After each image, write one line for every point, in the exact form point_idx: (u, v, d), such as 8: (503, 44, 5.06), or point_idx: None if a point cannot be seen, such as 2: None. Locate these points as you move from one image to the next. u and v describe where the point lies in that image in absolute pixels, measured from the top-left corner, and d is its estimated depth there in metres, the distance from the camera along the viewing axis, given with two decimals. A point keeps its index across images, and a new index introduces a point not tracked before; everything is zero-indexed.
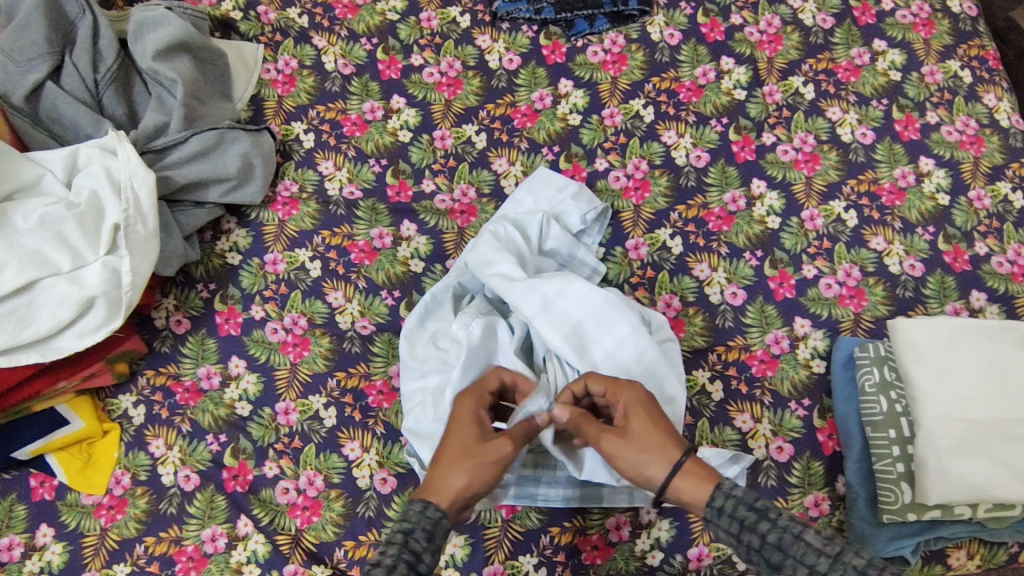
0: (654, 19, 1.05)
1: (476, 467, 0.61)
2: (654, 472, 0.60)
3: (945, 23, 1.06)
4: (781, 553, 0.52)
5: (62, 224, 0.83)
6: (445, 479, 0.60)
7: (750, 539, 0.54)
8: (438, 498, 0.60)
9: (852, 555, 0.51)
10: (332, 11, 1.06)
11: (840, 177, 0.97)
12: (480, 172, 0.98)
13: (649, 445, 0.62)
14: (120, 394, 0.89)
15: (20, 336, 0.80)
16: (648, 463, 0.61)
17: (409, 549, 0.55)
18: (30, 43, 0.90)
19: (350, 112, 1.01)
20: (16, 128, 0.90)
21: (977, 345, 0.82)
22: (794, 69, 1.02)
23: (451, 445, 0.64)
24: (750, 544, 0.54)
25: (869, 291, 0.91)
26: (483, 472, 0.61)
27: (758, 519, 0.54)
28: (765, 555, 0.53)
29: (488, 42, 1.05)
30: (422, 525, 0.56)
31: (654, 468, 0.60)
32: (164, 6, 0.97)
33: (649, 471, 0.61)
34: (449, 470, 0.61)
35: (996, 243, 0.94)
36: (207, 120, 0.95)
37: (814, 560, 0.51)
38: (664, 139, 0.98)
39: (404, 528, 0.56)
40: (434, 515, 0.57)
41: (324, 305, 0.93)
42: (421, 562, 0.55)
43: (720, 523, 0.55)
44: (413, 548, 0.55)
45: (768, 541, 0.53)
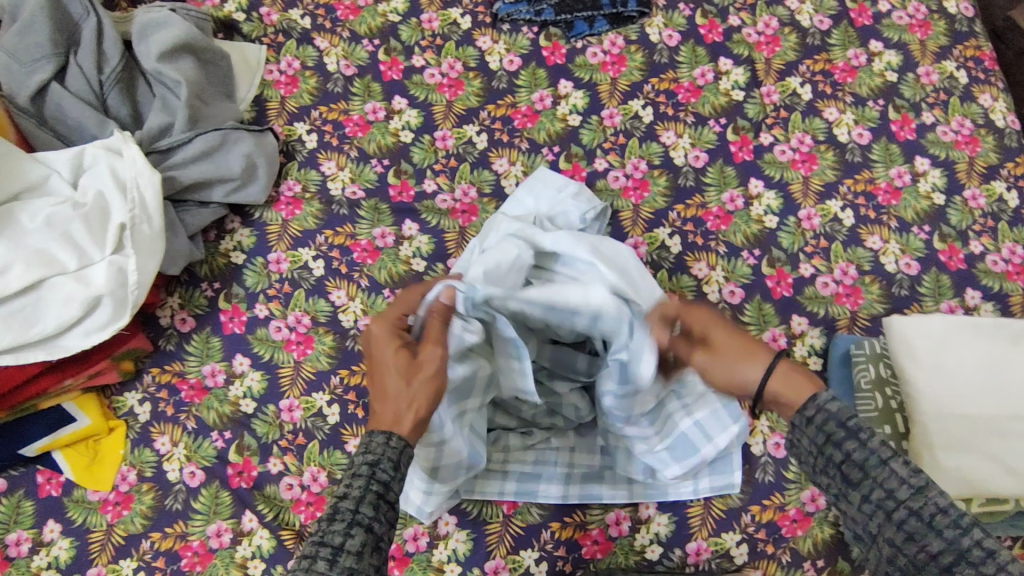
0: (653, 20, 1.06)
1: (413, 396, 0.64)
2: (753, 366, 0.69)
3: (941, 24, 1.07)
4: (863, 472, 0.57)
5: (69, 224, 0.84)
6: (396, 408, 0.64)
7: (833, 453, 0.59)
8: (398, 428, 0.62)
9: (936, 491, 0.54)
10: (334, 13, 1.07)
11: (837, 177, 0.98)
12: (481, 172, 0.99)
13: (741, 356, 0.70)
14: (126, 392, 0.91)
15: (27, 334, 0.82)
16: (749, 365, 0.69)
17: (378, 479, 0.57)
18: (34, 44, 0.92)
19: (352, 113, 1.02)
20: (22, 129, 0.91)
21: (968, 341, 0.84)
22: (791, 70, 1.03)
23: (383, 369, 0.67)
24: (832, 458, 0.59)
25: (865, 289, 0.92)
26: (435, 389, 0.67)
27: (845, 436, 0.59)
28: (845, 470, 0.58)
29: (489, 43, 1.06)
30: (387, 457, 0.59)
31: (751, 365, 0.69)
32: (168, 7, 0.98)
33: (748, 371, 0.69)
34: (394, 399, 0.64)
35: (990, 242, 0.95)
36: (211, 121, 0.96)
37: (894, 486, 0.55)
38: (663, 139, 0.99)
39: (370, 461, 0.59)
40: (398, 445, 0.61)
41: (327, 303, 0.94)
42: (391, 491, 0.58)
43: (807, 431, 0.62)
44: (382, 478, 0.58)
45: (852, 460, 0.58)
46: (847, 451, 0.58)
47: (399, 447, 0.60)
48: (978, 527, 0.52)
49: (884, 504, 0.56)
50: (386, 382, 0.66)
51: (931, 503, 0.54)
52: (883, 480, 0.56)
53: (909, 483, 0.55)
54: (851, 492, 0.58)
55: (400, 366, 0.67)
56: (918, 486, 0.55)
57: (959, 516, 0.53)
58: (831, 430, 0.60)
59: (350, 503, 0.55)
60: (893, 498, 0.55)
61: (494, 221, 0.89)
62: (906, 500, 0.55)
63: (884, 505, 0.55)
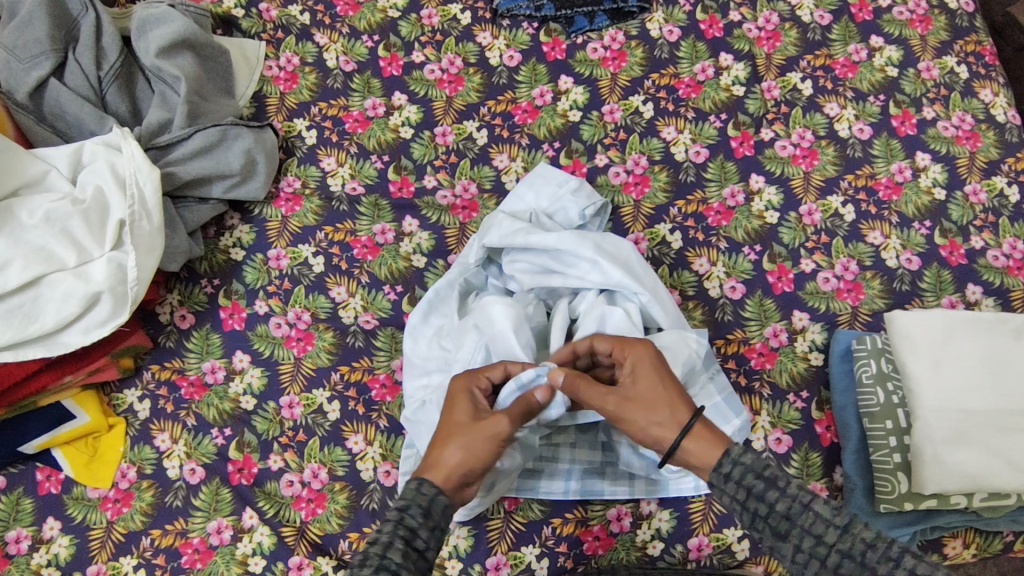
0: (653, 16, 1.06)
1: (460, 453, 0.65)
2: (662, 433, 0.65)
3: (942, 18, 1.07)
4: (789, 522, 0.57)
5: (68, 220, 0.83)
6: (445, 457, 0.65)
7: (757, 507, 0.58)
8: (431, 476, 0.64)
9: (861, 527, 0.56)
10: (334, 8, 1.07)
11: (838, 173, 0.98)
12: (481, 168, 0.99)
13: (656, 406, 0.65)
14: (125, 389, 0.91)
15: (27, 330, 0.81)
16: (663, 417, 0.65)
17: (404, 525, 0.59)
18: (33, 40, 0.91)
19: (352, 108, 1.02)
20: (20, 125, 0.90)
21: (971, 335, 0.84)
22: (792, 65, 1.03)
23: (450, 422, 0.69)
24: (758, 512, 0.58)
25: (866, 284, 0.92)
26: (479, 450, 0.65)
27: (765, 488, 0.58)
28: (772, 522, 0.57)
29: (489, 39, 1.05)
30: (416, 502, 0.61)
31: (663, 430, 0.65)
32: (166, 3, 0.98)
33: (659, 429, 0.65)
34: (443, 452, 0.66)
35: (992, 237, 0.95)
36: (210, 117, 0.96)
37: (822, 531, 0.55)
38: (664, 135, 0.99)
39: (399, 507, 0.61)
40: (428, 491, 0.62)
41: (328, 300, 0.94)
42: (418, 538, 0.59)
43: (726, 489, 0.60)
44: (409, 524, 0.59)
45: (776, 510, 0.57)
46: (770, 502, 0.57)
47: (429, 495, 0.61)
48: (909, 555, 0.53)
49: (816, 553, 0.55)
50: (452, 431, 0.67)
51: (858, 540, 0.55)
52: (809, 526, 0.56)
53: (834, 524, 0.56)
54: (783, 546, 0.57)
55: (465, 425, 0.68)
56: (843, 526, 0.56)
57: (886, 548, 0.54)
58: (750, 484, 0.59)
59: (378, 549, 0.57)
60: (824, 543, 0.55)
61: (494, 218, 0.90)
62: (836, 543, 0.55)
63: (816, 554, 0.55)
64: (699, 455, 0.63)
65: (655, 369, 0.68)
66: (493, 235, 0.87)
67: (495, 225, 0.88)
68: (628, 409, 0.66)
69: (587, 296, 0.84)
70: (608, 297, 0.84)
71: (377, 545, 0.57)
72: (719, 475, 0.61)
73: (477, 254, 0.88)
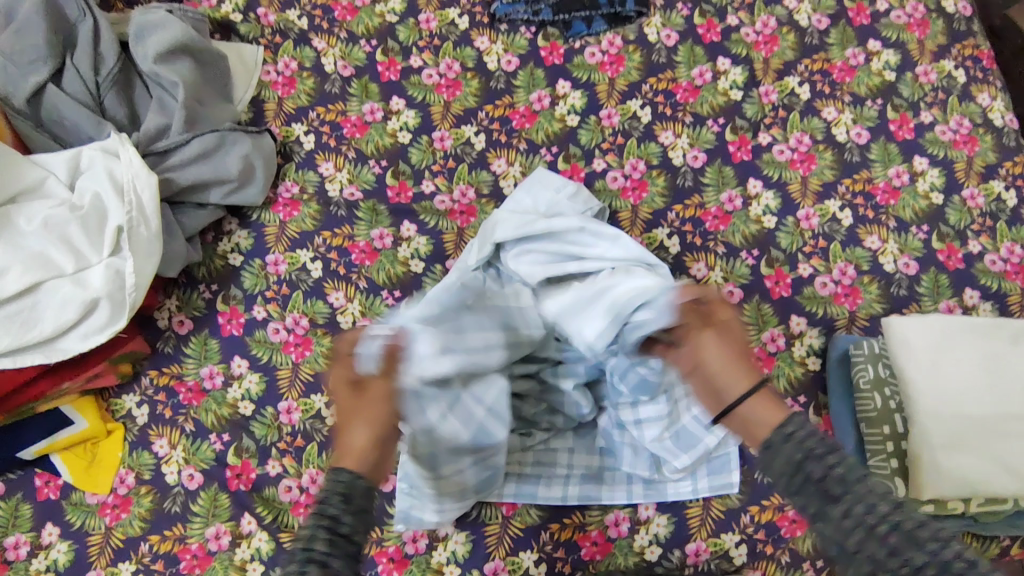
0: (651, 20, 1.05)
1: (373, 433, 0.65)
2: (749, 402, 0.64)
3: (940, 22, 1.06)
4: (845, 485, 0.53)
5: (66, 227, 0.83)
6: (359, 435, 0.65)
7: (812, 468, 0.55)
8: (343, 460, 0.62)
9: None
10: (331, 13, 1.06)
11: (836, 177, 0.98)
12: (480, 172, 0.99)
13: (738, 368, 0.67)
14: (124, 395, 0.91)
15: (25, 337, 0.81)
16: (742, 376, 0.66)
17: (327, 515, 0.55)
18: (30, 45, 0.91)
19: (350, 113, 1.01)
20: (18, 131, 0.90)
21: (968, 340, 0.83)
22: (790, 69, 1.03)
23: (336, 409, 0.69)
24: (811, 474, 0.55)
25: (864, 289, 0.93)
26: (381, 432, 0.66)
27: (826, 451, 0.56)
28: (826, 485, 0.54)
29: (486, 43, 1.05)
30: (337, 488, 0.58)
31: (736, 383, 0.66)
32: (164, 9, 0.97)
33: (732, 386, 0.66)
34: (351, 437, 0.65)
35: (989, 241, 0.95)
36: (208, 122, 0.95)
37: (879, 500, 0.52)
38: (661, 140, 0.99)
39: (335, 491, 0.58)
40: (346, 477, 0.59)
41: (326, 305, 0.94)
42: (342, 525, 0.55)
43: (786, 448, 0.58)
44: (330, 513, 0.56)
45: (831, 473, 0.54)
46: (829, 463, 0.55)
47: (347, 482, 0.59)
48: None
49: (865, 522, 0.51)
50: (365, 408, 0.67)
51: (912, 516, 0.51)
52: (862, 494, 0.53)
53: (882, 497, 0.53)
54: (830, 510, 0.53)
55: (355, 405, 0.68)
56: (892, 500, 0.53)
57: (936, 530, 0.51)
58: (809, 446, 0.57)
59: (302, 543, 0.53)
60: (875, 512, 0.51)
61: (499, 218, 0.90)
62: (887, 513, 0.51)
63: (864, 522, 0.51)
64: (763, 415, 0.63)
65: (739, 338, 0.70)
66: (504, 228, 0.88)
67: (502, 223, 0.89)
68: (730, 368, 0.67)
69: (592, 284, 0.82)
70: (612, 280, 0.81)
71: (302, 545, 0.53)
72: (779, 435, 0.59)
73: (484, 251, 0.88)
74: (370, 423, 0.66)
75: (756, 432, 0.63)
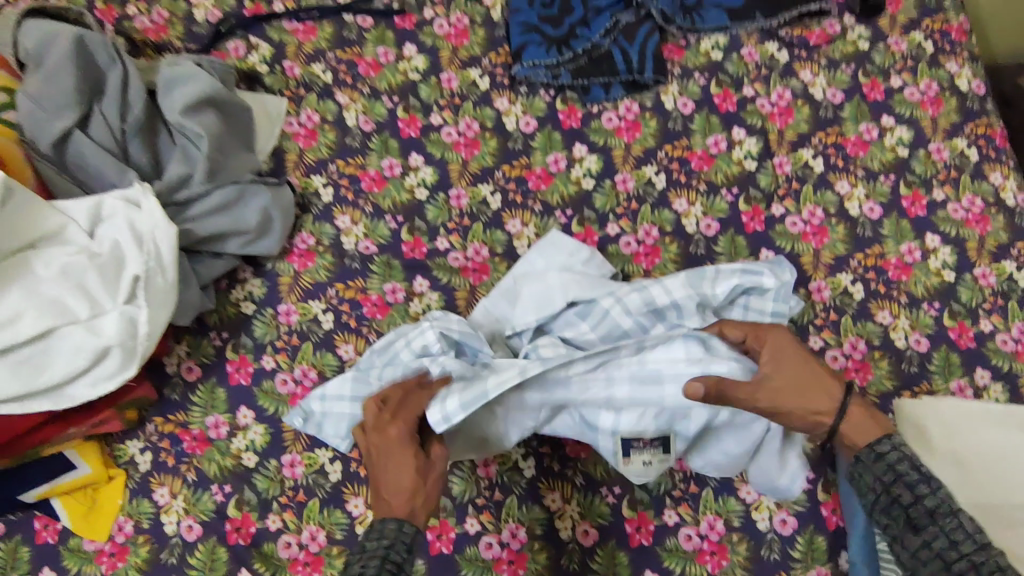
0: (668, 88, 1.06)
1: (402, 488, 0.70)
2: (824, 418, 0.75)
3: (953, 100, 1.05)
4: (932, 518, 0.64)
5: (83, 274, 0.84)
6: (391, 480, 0.71)
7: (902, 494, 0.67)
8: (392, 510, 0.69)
9: None
10: (356, 68, 1.07)
11: (848, 251, 0.98)
12: (494, 232, 0.99)
13: (808, 389, 0.75)
14: (128, 440, 0.92)
15: (35, 382, 0.82)
16: (813, 402, 0.75)
17: None
18: (59, 91, 0.90)
19: (369, 168, 1.02)
20: (42, 175, 0.91)
21: (987, 430, 0.82)
22: (804, 141, 1.03)
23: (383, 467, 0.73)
24: (901, 499, 0.66)
25: (875, 365, 0.93)
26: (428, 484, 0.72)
27: (918, 481, 0.67)
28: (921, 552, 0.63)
29: (506, 104, 1.05)
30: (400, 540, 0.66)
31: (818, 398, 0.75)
32: (193, 62, 0.98)
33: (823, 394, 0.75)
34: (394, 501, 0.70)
35: (1000, 321, 0.95)
36: (229, 173, 0.95)
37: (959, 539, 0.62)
38: (675, 207, 1.00)
39: (384, 544, 0.65)
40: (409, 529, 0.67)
41: (335, 357, 0.94)
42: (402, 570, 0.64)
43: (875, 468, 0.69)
44: None
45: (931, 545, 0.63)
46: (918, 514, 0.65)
47: (393, 532, 0.67)
48: None
49: (945, 555, 0.62)
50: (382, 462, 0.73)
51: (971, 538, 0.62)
52: (946, 529, 0.63)
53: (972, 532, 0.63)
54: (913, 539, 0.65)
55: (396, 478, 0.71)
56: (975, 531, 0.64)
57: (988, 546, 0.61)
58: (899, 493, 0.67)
59: None
60: (955, 550, 0.62)
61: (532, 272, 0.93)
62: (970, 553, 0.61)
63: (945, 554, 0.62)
64: (865, 433, 0.74)
65: (790, 350, 0.78)
66: (536, 287, 0.91)
67: (543, 282, 0.91)
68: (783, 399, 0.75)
69: (650, 318, 0.85)
70: (671, 315, 0.84)
71: None
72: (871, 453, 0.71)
73: (527, 310, 0.90)
74: (390, 465, 0.72)
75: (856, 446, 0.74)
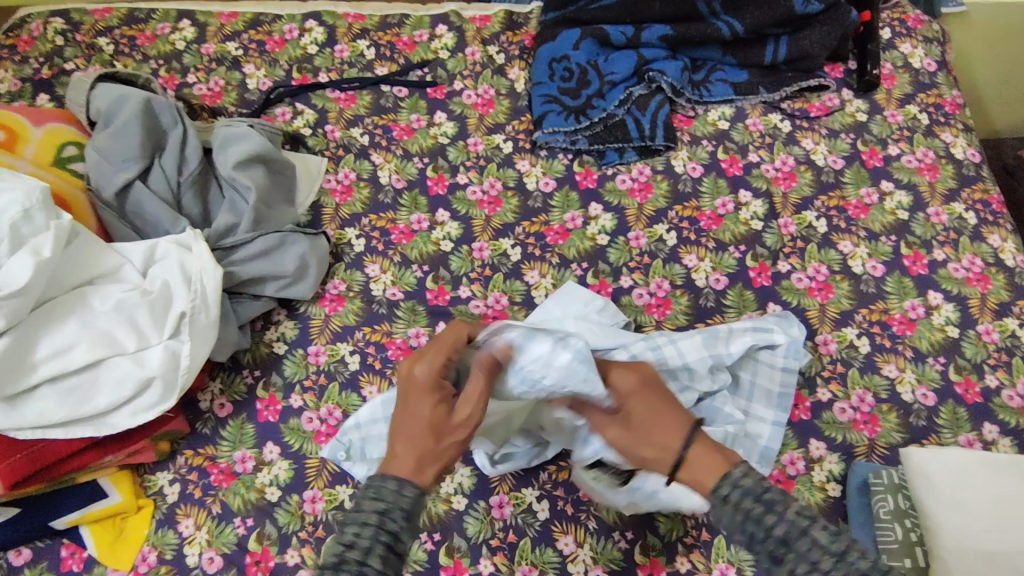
0: (678, 154, 1.14)
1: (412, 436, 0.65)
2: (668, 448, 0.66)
3: (949, 168, 1.12)
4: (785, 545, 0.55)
5: (135, 309, 0.90)
6: (400, 445, 0.65)
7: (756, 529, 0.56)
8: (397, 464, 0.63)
9: None
10: (390, 133, 1.17)
11: (853, 306, 1.02)
12: (513, 282, 1.05)
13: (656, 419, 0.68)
14: (159, 472, 0.95)
15: (81, 410, 0.87)
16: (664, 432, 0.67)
17: (386, 529, 0.57)
18: (125, 147, 1.01)
19: (399, 222, 1.10)
20: (103, 220, 1.00)
21: (992, 479, 0.83)
22: (807, 204, 1.10)
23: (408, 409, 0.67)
24: (756, 536, 0.56)
25: (883, 417, 0.94)
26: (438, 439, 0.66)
27: (762, 512, 0.56)
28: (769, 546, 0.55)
29: (527, 166, 1.14)
30: (397, 507, 0.58)
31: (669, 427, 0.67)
32: (246, 124, 1.08)
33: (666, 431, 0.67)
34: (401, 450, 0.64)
35: (1006, 376, 0.97)
36: (272, 223, 1.04)
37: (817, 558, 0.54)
38: (686, 262, 1.05)
39: (379, 508, 0.58)
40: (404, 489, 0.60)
41: (359, 397, 0.98)
42: (398, 543, 0.57)
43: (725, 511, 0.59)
44: (390, 527, 0.57)
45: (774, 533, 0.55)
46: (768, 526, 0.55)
47: (387, 498, 0.59)
48: None
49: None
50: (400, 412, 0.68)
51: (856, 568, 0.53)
52: (805, 552, 0.54)
53: (830, 551, 0.54)
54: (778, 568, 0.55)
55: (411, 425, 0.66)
56: (839, 553, 0.54)
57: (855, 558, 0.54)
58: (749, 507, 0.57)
59: (357, 554, 0.55)
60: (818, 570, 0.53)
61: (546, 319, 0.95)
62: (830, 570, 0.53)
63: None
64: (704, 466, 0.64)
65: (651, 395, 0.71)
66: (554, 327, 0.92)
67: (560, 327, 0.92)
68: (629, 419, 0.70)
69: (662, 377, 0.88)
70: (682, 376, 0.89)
71: (355, 551, 0.55)
72: (718, 497, 0.60)
73: None
74: (409, 420, 0.66)
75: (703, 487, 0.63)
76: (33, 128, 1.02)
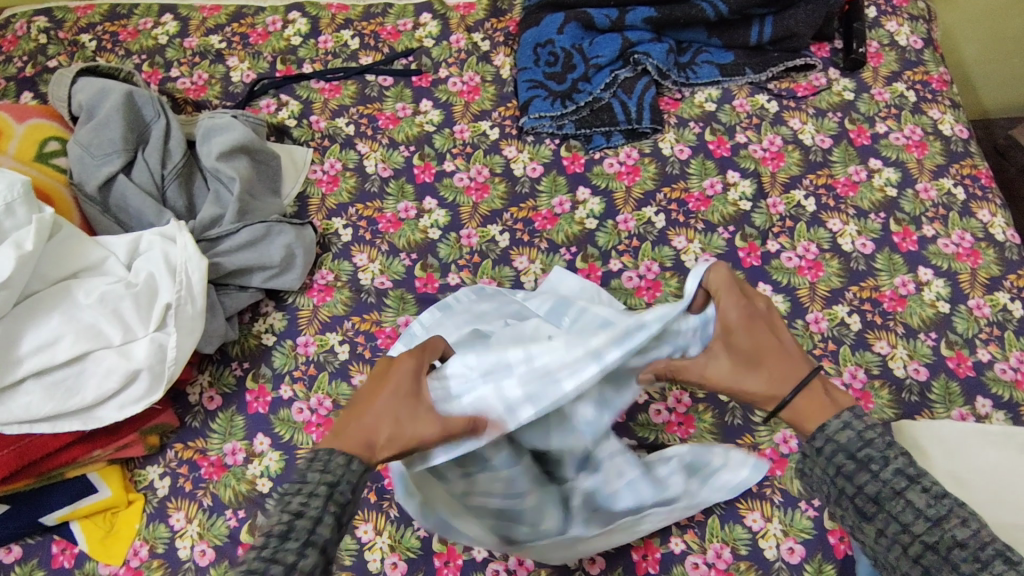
0: (665, 137, 1.13)
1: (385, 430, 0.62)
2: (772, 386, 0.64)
3: (937, 144, 1.12)
4: (876, 506, 0.55)
5: (119, 301, 0.89)
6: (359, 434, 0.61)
7: (845, 485, 0.57)
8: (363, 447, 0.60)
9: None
10: (376, 122, 1.17)
11: (843, 284, 1.01)
12: (503, 268, 1.04)
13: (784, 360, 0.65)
14: (148, 466, 0.94)
15: (67, 404, 0.86)
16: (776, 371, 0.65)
17: (334, 499, 0.56)
18: (107, 140, 1.00)
19: (386, 211, 1.09)
20: (86, 214, 0.99)
21: (984, 448, 0.83)
22: (796, 183, 1.09)
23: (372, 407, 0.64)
24: (845, 491, 0.57)
25: (875, 394, 0.93)
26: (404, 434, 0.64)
27: (856, 469, 0.57)
28: (858, 501, 0.56)
29: (514, 152, 1.13)
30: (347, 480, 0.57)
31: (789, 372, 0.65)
32: (230, 115, 1.08)
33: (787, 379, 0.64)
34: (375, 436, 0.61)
35: (998, 350, 0.96)
36: (258, 214, 1.04)
37: (910, 520, 0.54)
38: (675, 244, 1.05)
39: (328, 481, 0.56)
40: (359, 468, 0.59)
41: (349, 386, 0.97)
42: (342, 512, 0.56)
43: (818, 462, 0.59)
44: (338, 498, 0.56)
45: (865, 492, 0.56)
46: (859, 484, 0.56)
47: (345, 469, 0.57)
48: None
49: (901, 539, 0.54)
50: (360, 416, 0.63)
51: (949, 536, 0.53)
52: (897, 513, 0.54)
53: (925, 516, 0.54)
54: (867, 526, 0.56)
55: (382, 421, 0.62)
56: (935, 519, 0.53)
57: (977, 549, 0.52)
58: (841, 462, 0.58)
59: (305, 522, 0.53)
60: (908, 532, 0.54)
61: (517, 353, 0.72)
62: (922, 534, 0.53)
63: (900, 540, 0.54)
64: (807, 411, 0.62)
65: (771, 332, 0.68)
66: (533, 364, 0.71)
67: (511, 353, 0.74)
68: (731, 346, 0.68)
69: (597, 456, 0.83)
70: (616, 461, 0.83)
71: (304, 519, 0.53)
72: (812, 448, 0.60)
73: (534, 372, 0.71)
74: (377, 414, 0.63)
75: (804, 430, 0.62)
76: (16, 125, 1.02)
